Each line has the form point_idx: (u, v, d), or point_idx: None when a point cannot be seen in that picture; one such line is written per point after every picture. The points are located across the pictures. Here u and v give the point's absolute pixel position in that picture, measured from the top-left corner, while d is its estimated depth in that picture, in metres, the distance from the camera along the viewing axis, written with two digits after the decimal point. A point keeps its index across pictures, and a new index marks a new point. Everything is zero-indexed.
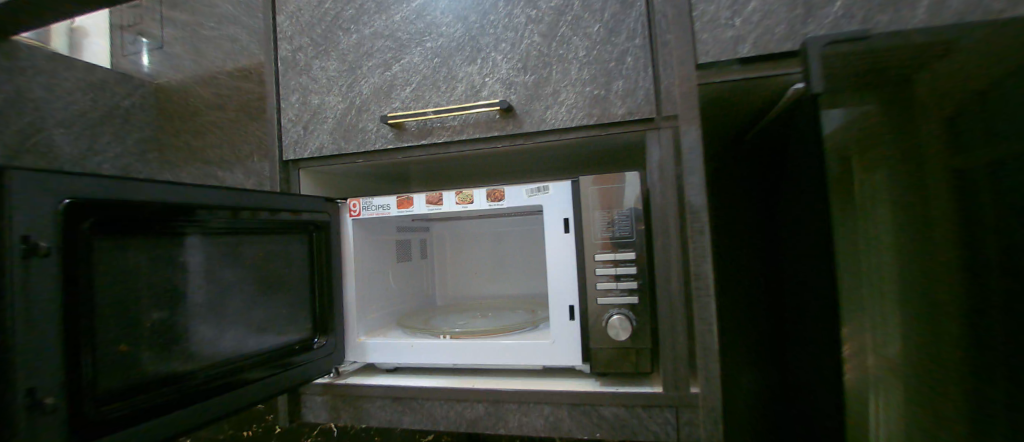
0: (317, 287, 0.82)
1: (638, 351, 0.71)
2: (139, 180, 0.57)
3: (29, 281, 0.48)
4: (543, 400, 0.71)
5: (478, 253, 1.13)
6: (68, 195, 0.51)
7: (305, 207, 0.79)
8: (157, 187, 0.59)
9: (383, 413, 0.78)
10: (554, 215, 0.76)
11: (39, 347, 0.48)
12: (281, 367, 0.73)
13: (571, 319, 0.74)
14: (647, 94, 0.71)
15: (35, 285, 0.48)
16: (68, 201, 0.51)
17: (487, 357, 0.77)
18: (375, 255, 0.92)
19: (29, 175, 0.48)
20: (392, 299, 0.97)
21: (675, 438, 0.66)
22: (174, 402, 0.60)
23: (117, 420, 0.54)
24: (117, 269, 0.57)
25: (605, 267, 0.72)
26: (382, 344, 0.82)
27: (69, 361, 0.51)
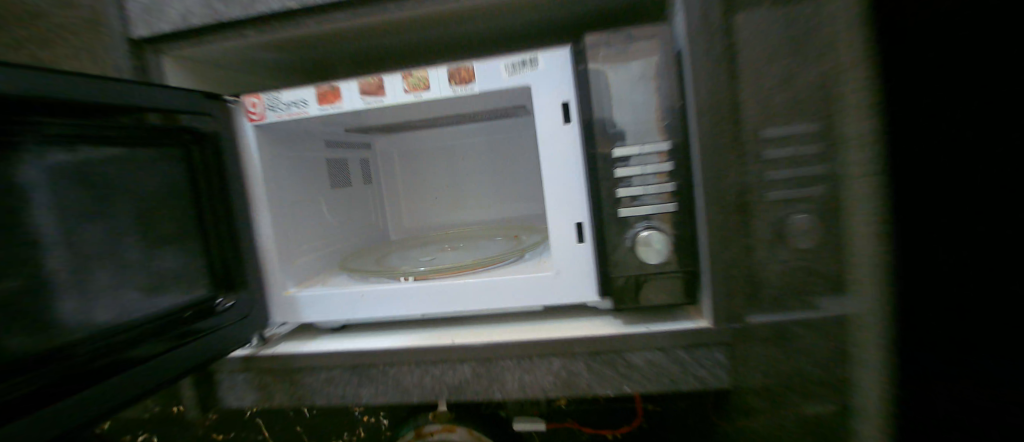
0: (217, 231, 0.56)
1: (673, 278, 0.53)
2: None
3: None
4: (556, 350, 0.53)
5: (439, 172, 0.89)
6: None
7: (189, 107, 0.52)
8: None
9: (331, 389, 0.58)
10: (549, 102, 0.54)
11: None
12: (187, 337, 0.50)
13: (581, 241, 0.56)
14: None
15: None
16: None
17: (471, 301, 0.58)
18: (296, 179, 0.66)
19: None
20: (332, 234, 0.73)
21: (725, 383, 0.52)
22: (47, 392, 0.38)
23: None
24: None
25: (626, 168, 0.52)
26: (319, 298, 0.60)
27: None
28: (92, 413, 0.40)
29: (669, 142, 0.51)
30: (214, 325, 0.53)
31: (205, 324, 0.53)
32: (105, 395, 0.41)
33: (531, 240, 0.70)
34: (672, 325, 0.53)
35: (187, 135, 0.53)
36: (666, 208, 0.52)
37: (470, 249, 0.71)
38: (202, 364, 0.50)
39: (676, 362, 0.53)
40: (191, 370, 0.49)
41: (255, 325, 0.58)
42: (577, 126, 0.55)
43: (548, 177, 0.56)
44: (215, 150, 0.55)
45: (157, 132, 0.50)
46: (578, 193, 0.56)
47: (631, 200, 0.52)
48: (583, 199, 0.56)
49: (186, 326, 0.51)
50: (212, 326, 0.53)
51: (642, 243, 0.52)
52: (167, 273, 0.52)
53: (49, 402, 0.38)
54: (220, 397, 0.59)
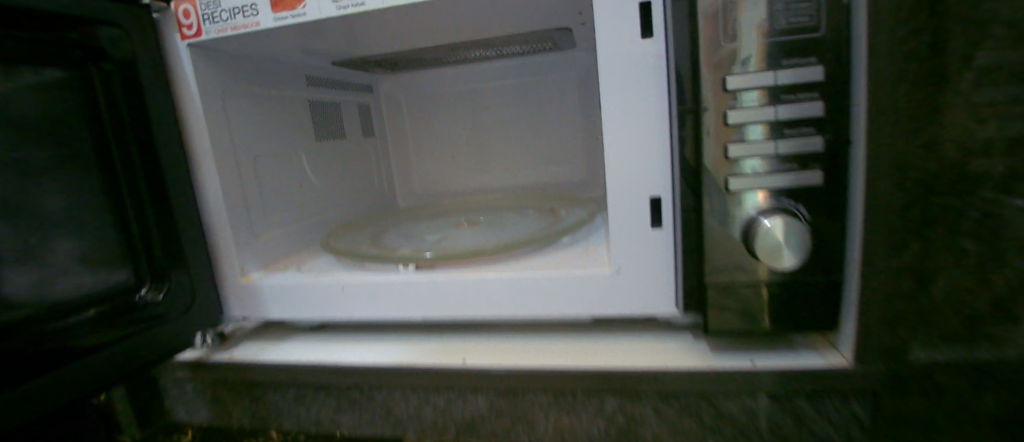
0: (133, 197, 0.40)
1: (801, 287, 0.35)
2: None
3: None
4: (615, 387, 0.36)
5: (457, 123, 0.71)
6: None
7: (107, 20, 0.37)
8: None
9: (301, 410, 0.42)
10: (622, 0, 0.35)
11: None
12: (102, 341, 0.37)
13: (657, 227, 0.38)
14: None
15: None
16: None
17: (490, 305, 0.40)
18: (261, 127, 0.49)
19: None
20: (317, 200, 0.57)
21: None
22: None
23: None
24: None
25: (749, 109, 0.32)
26: (288, 286, 0.43)
27: None
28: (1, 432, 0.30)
29: (822, 68, 0.32)
30: (155, 316, 0.40)
31: (144, 316, 0.40)
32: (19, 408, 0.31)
33: (572, 216, 0.52)
34: (785, 357, 0.37)
35: (73, 52, 0.36)
36: (810, 178, 0.33)
37: (496, 225, 0.52)
38: (130, 371, 0.38)
39: (790, 413, 0.36)
40: (116, 378, 0.37)
41: (204, 324, 0.43)
42: (663, 42, 0.35)
43: (616, 123, 0.37)
44: (127, 80, 0.38)
45: (56, 53, 0.35)
46: (660, 149, 0.36)
47: (751, 164, 0.33)
48: (665, 159, 0.37)
49: (108, 324, 0.38)
50: (150, 321, 0.40)
51: (763, 236, 0.33)
52: (83, 251, 0.38)
53: None
54: (167, 407, 0.45)
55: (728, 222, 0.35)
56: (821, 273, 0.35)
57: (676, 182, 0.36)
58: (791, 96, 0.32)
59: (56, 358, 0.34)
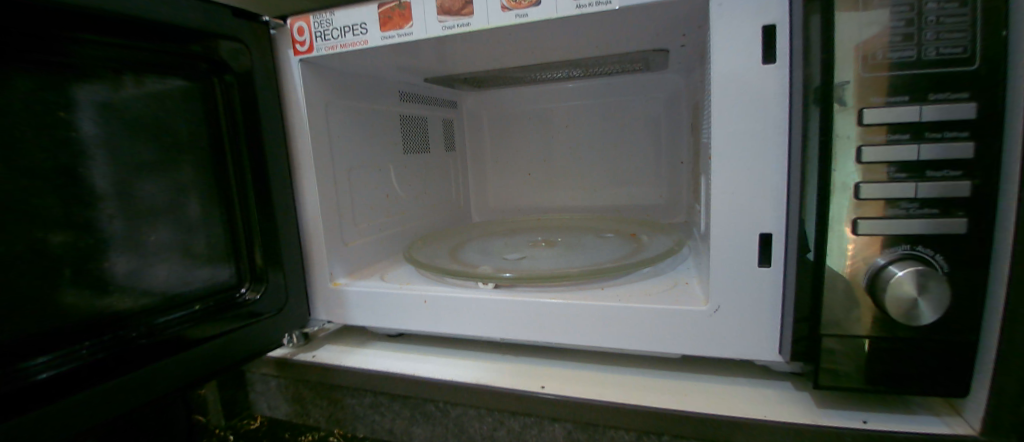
0: (239, 198, 0.42)
1: (932, 346, 0.31)
2: None
3: None
4: (708, 433, 0.34)
5: (533, 141, 0.71)
6: None
7: (241, 34, 0.40)
8: None
9: (375, 418, 0.42)
10: (743, 24, 0.33)
11: None
12: (202, 337, 0.39)
13: (764, 265, 0.35)
14: None
15: None
16: None
17: (572, 332, 0.39)
18: (357, 137, 0.51)
19: None
20: (401, 212, 0.58)
21: None
22: (82, 374, 0.32)
23: None
24: None
25: (888, 146, 0.30)
26: (371, 294, 0.44)
27: None
28: (126, 404, 0.34)
29: (975, 106, 0.29)
30: (251, 315, 0.42)
31: (242, 311, 0.42)
32: (140, 385, 0.34)
33: (656, 245, 0.50)
34: (911, 423, 0.33)
35: (199, 64, 0.39)
36: (953, 226, 0.30)
37: (573, 248, 0.52)
38: (225, 367, 0.40)
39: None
40: (213, 373, 0.39)
41: (292, 324, 0.45)
42: (786, 68, 0.33)
43: (725, 151, 0.35)
44: (244, 91, 0.41)
45: (196, 67, 0.39)
46: (774, 181, 0.34)
47: (880, 206, 0.31)
48: (781, 191, 0.34)
49: (209, 317, 0.40)
50: (247, 318, 0.42)
51: (897, 288, 0.30)
52: (196, 245, 0.41)
53: (83, 387, 0.32)
54: (251, 399, 0.47)
55: (850, 266, 0.32)
56: (962, 329, 0.31)
57: (792, 218, 0.34)
58: (938, 135, 0.30)
59: (178, 343, 0.37)
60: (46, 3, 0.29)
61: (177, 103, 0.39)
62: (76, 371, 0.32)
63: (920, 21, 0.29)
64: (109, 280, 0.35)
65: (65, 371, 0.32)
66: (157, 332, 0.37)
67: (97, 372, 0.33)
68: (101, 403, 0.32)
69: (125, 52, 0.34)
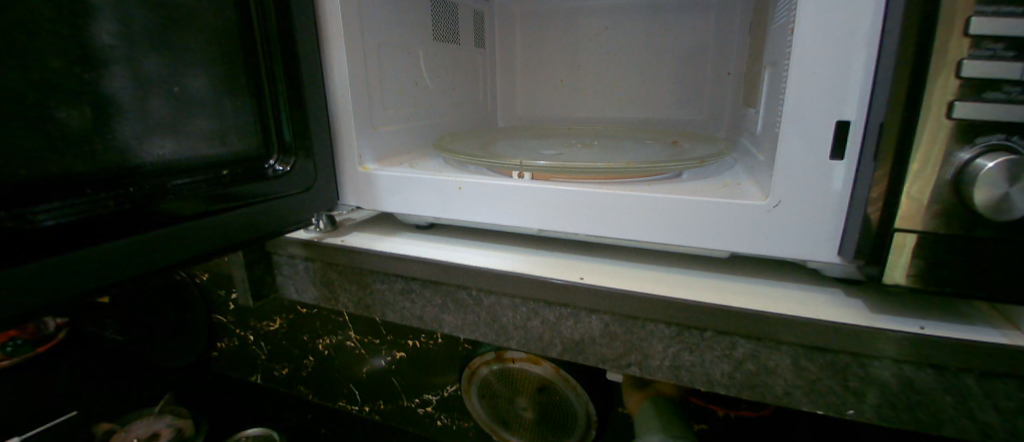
0: (266, 66, 0.39)
1: (1012, 252, 0.29)
2: None
3: None
4: (755, 329, 0.33)
5: (568, 43, 0.66)
6: None
7: None
8: None
9: (405, 304, 0.43)
10: None
11: None
12: (226, 201, 0.36)
13: (835, 159, 0.33)
14: None
15: None
16: None
17: (614, 225, 0.37)
18: (387, 13, 0.47)
19: None
20: (427, 106, 0.55)
21: None
22: (114, 224, 0.29)
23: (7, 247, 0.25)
24: None
25: (1001, 19, 0.26)
26: (402, 181, 0.43)
27: None
28: (166, 259, 0.32)
29: None
30: (274, 188, 0.39)
31: (269, 185, 0.39)
32: (178, 241, 0.32)
33: (699, 150, 0.48)
34: (964, 328, 0.31)
35: None
36: None
37: (610, 150, 0.50)
38: (255, 238, 0.38)
39: (954, 394, 0.31)
40: (245, 240, 0.37)
41: (320, 207, 0.44)
42: None
43: (808, 28, 0.31)
44: None
45: None
46: (860, 63, 0.31)
47: (978, 92, 0.27)
48: (867, 74, 0.31)
49: (237, 186, 0.37)
50: (273, 189, 0.39)
51: (986, 181, 0.27)
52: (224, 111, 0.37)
53: (119, 235, 0.29)
54: (279, 283, 0.47)
55: (933, 162, 0.29)
56: None
57: (876, 106, 0.30)
58: None
59: (208, 203, 0.34)
60: None
61: None
62: (80, 227, 0.28)
63: None
64: (127, 140, 0.32)
65: (89, 219, 0.29)
66: (187, 190, 0.34)
67: (104, 232, 0.29)
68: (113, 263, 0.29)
69: None
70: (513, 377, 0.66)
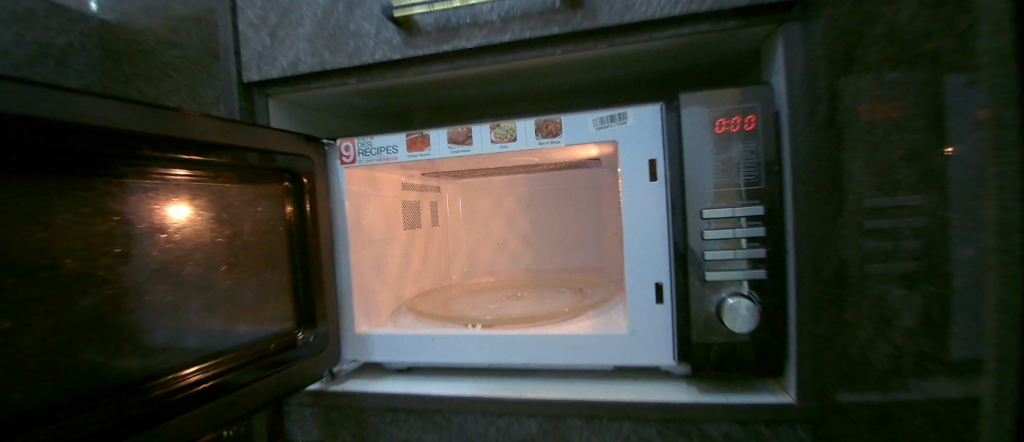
0: (300, 267, 0.59)
1: (759, 348, 0.49)
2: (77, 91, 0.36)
3: None
4: (629, 413, 0.52)
5: (499, 218, 0.98)
6: None
7: (281, 146, 0.55)
8: (105, 106, 0.38)
9: (394, 431, 0.57)
10: (638, 155, 0.53)
11: None
12: (275, 368, 0.53)
13: (659, 302, 0.53)
14: None
15: None
16: None
17: (537, 355, 0.57)
18: (377, 219, 0.73)
19: None
20: (398, 274, 0.78)
21: None
22: (202, 396, 0.45)
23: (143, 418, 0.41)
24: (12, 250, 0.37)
25: (718, 227, 0.49)
26: (391, 337, 0.61)
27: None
28: (227, 416, 0.47)
29: (760, 204, 0.48)
30: (293, 358, 0.55)
31: (289, 355, 0.56)
32: (235, 404, 0.47)
33: (596, 294, 0.74)
34: (756, 396, 0.50)
35: (276, 174, 0.57)
36: (757, 273, 0.49)
37: (535, 301, 0.75)
38: (279, 395, 0.53)
39: (755, 436, 0.50)
40: (273, 398, 0.52)
41: (326, 362, 0.60)
42: (664, 184, 0.52)
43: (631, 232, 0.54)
44: (299, 189, 0.59)
45: (257, 170, 0.54)
46: (661, 250, 0.53)
47: (717, 264, 0.50)
48: (666, 257, 0.53)
49: (280, 354, 0.55)
50: (292, 358, 0.55)
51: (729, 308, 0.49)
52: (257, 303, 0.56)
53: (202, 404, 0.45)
54: (289, 428, 0.60)
55: (705, 303, 0.50)
56: (780, 335, 0.49)
57: (671, 272, 0.53)
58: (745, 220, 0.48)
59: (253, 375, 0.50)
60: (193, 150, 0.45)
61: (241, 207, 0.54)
62: (189, 396, 0.44)
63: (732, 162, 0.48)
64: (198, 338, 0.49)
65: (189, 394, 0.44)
66: (240, 366, 0.50)
67: (196, 398, 0.45)
68: (199, 422, 0.44)
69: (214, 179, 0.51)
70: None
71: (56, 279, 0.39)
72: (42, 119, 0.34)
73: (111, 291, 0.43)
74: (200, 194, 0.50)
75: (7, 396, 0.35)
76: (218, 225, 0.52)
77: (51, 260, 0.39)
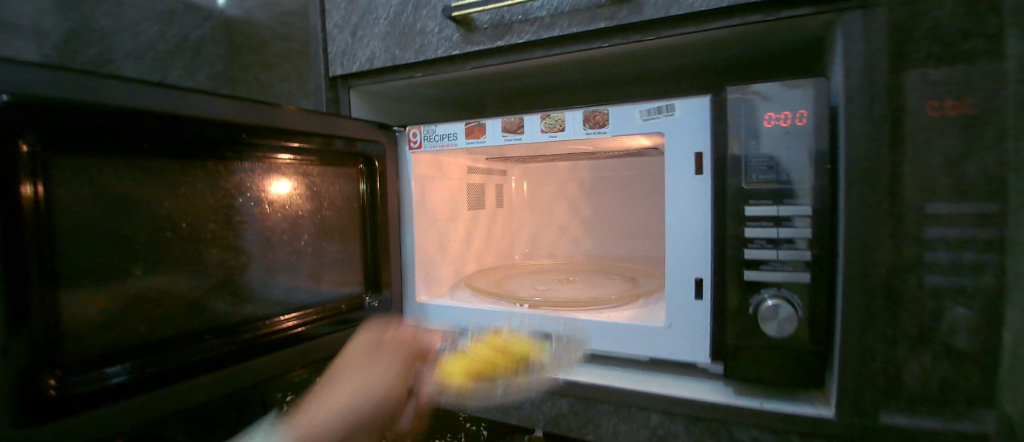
0: (371, 240, 0.68)
1: (798, 357, 0.47)
2: (201, 91, 0.46)
3: (59, 222, 0.39)
4: (657, 406, 0.52)
5: (565, 203, 1.00)
6: (80, 101, 0.38)
7: (361, 135, 0.65)
8: (223, 102, 0.48)
9: None
10: (683, 150, 0.53)
11: (82, 313, 0.42)
12: (342, 325, 0.63)
13: (697, 299, 0.53)
14: None
15: (67, 224, 0.40)
16: (71, 109, 0.38)
17: (572, 339, 0.60)
18: (443, 201, 0.80)
19: (32, 77, 0.35)
20: (459, 252, 0.84)
21: None
22: (280, 343, 0.56)
23: (237, 352, 0.52)
24: (157, 213, 0.47)
25: (758, 227, 0.47)
26: (446, 308, 0.68)
27: (120, 323, 0.45)
28: (296, 363, 0.57)
29: (810, 206, 0.46)
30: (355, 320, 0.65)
31: (356, 315, 0.66)
32: (303, 354, 0.58)
33: (648, 284, 0.74)
34: (795, 405, 0.48)
35: (355, 161, 0.66)
36: (801, 278, 0.46)
37: (587, 285, 0.78)
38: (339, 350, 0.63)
39: None
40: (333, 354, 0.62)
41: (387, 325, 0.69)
42: (710, 179, 0.52)
43: (672, 227, 0.54)
44: (372, 172, 0.68)
45: (338, 155, 0.63)
46: (701, 246, 0.52)
47: (758, 266, 0.48)
48: (707, 255, 0.52)
49: (348, 314, 0.65)
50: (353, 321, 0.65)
51: (766, 312, 0.47)
52: (334, 269, 0.65)
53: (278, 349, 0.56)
54: None
55: (744, 306, 0.49)
56: (824, 344, 0.47)
57: (711, 270, 0.52)
58: (789, 223, 0.46)
59: (319, 332, 0.61)
60: (287, 139, 0.55)
61: (329, 187, 0.64)
62: (271, 343, 0.55)
63: (777, 160, 0.46)
64: (285, 297, 0.60)
65: (271, 339, 0.55)
66: (307, 322, 0.60)
67: (270, 346, 0.55)
68: (274, 364, 0.55)
69: (305, 168, 0.60)
70: (494, 348, 0.59)
71: (189, 238, 0.50)
72: (178, 116, 0.44)
73: (225, 251, 0.54)
74: (295, 176, 0.60)
75: (154, 323, 0.47)
76: (308, 202, 0.62)
77: (190, 226, 0.50)
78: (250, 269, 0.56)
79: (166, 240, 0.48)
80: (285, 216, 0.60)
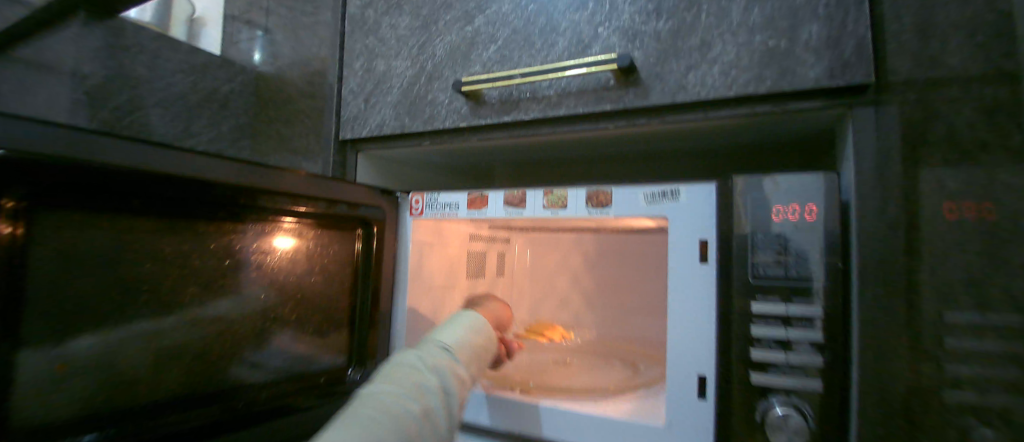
0: (358, 305, 0.67)
1: None
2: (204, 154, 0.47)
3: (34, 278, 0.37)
4: None
5: (568, 276, 0.97)
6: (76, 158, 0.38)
7: (363, 200, 0.65)
8: (225, 167, 0.49)
9: None
10: (688, 236, 0.51)
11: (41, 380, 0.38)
12: (321, 399, 0.61)
13: (702, 398, 0.49)
14: (857, 45, 0.43)
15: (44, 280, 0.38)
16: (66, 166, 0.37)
17: (565, 432, 0.55)
18: (441, 269, 0.78)
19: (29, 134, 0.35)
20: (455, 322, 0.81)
21: None
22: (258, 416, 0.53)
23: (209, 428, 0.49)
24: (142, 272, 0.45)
25: (766, 326, 0.45)
26: None
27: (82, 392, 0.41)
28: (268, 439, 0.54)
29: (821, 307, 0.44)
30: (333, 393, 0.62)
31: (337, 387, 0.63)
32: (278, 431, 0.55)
33: (650, 371, 0.69)
34: None
35: (355, 225, 0.65)
36: (812, 385, 0.44)
37: (584, 369, 0.74)
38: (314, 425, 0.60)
39: None
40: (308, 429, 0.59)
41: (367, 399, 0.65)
42: (715, 268, 0.49)
43: (676, 317, 0.50)
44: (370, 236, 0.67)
45: (339, 218, 0.62)
46: (706, 340, 0.49)
47: (769, 367, 0.45)
48: (712, 350, 0.49)
49: (326, 388, 0.62)
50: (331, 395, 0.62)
51: (775, 420, 0.44)
52: (321, 336, 0.63)
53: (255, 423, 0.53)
54: None
55: (751, 409, 0.46)
56: None
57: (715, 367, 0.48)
58: (798, 322, 0.44)
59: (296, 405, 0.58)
60: (285, 203, 0.55)
61: (325, 248, 0.63)
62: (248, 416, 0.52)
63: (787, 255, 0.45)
64: (268, 364, 0.57)
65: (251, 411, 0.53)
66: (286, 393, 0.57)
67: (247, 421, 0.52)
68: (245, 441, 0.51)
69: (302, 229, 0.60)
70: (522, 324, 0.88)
71: (171, 296, 0.48)
72: (178, 178, 0.45)
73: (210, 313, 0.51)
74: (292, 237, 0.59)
75: (119, 391, 0.44)
76: (303, 264, 0.61)
77: (173, 285, 0.48)
78: (232, 332, 0.54)
79: (142, 302, 0.45)
80: (277, 278, 0.58)
